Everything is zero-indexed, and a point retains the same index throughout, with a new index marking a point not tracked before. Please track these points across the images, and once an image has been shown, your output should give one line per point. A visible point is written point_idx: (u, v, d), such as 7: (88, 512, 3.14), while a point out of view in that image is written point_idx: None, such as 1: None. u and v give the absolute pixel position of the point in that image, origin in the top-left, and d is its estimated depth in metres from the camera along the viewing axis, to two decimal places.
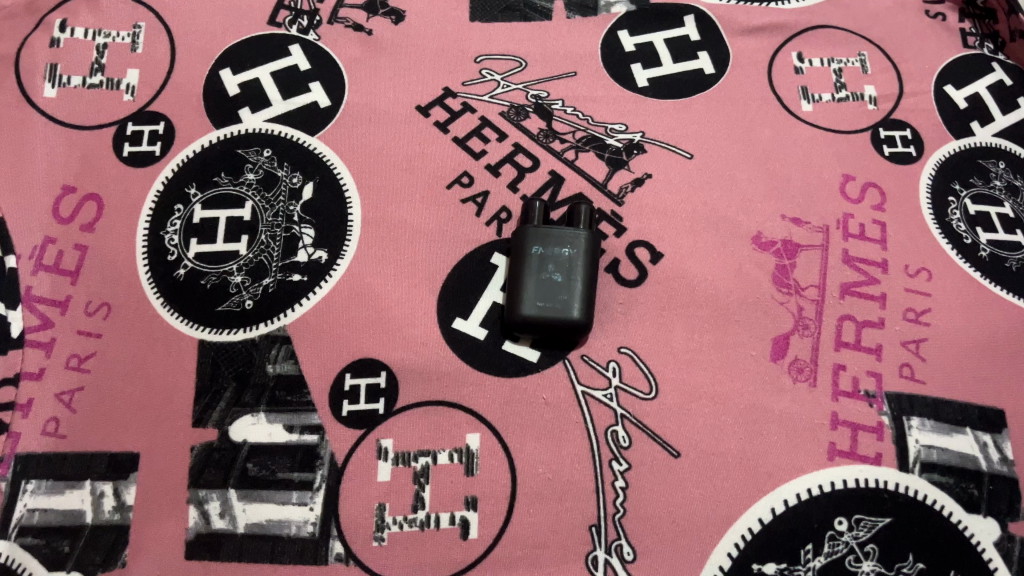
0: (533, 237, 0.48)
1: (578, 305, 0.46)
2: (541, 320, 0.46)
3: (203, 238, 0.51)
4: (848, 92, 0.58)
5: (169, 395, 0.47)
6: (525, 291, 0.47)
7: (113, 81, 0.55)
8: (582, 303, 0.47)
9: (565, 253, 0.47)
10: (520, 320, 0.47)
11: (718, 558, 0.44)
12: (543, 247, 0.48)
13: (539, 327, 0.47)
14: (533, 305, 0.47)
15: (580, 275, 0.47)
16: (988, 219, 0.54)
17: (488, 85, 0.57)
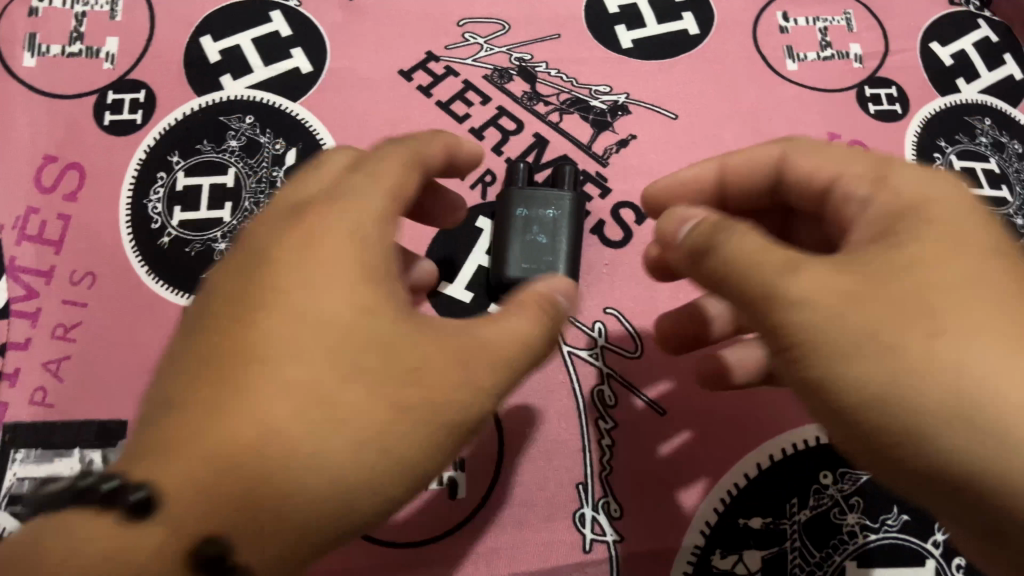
0: (517, 198, 0.48)
1: (563, 265, 0.46)
2: (528, 281, 0.46)
3: (187, 205, 0.51)
4: (834, 51, 0.57)
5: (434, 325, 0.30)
6: (510, 253, 0.47)
7: (92, 49, 0.55)
8: (567, 261, 0.47)
9: (549, 215, 0.47)
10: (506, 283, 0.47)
11: (704, 514, 0.44)
12: (528, 209, 0.47)
13: (526, 287, 0.47)
14: (519, 268, 0.47)
15: (566, 234, 0.47)
16: (974, 174, 0.54)
17: (471, 49, 0.56)
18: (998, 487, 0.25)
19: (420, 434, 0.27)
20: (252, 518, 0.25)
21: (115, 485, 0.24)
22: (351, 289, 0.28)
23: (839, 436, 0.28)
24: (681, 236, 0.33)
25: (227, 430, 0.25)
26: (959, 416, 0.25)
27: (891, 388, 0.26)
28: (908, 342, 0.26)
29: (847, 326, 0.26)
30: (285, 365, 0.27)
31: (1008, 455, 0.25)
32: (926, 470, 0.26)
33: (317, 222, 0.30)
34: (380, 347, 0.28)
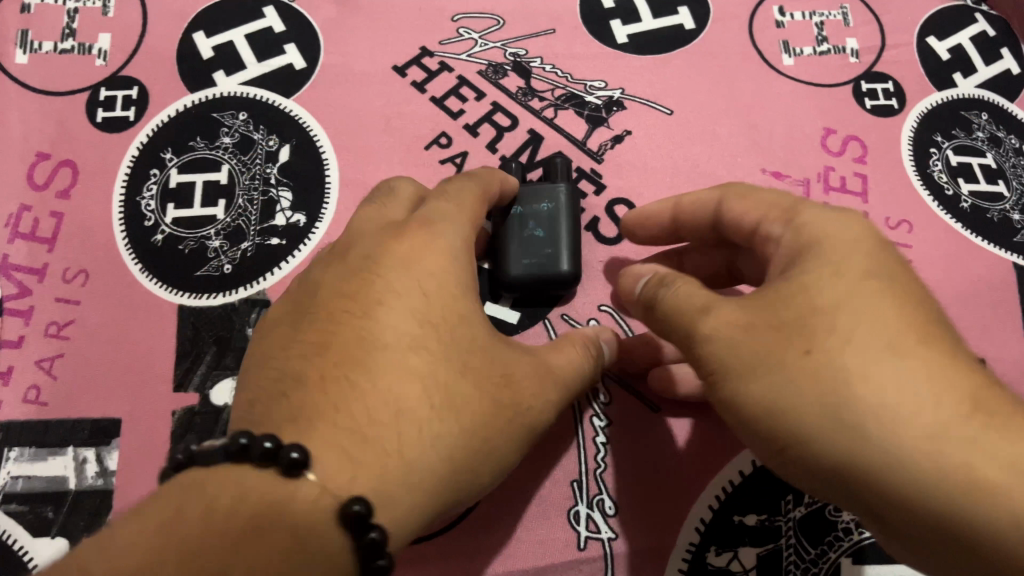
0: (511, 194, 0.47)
1: (565, 258, 0.46)
2: (530, 278, 0.46)
3: (180, 203, 0.50)
4: (830, 45, 0.57)
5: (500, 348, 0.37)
6: (509, 250, 0.47)
7: (84, 45, 0.54)
8: (567, 253, 0.47)
9: (545, 209, 0.47)
10: (508, 282, 0.46)
11: (699, 511, 0.44)
12: (522, 206, 0.47)
13: (528, 284, 0.46)
14: (520, 264, 0.46)
15: (563, 225, 0.47)
16: (970, 169, 0.54)
17: (465, 44, 0.56)
18: (860, 475, 0.29)
19: (500, 431, 0.35)
20: (382, 485, 0.30)
21: (274, 444, 0.28)
22: (445, 305, 0.36)
23: (758, 450, 0.34)
24: (637, 291, 0.40)
25: (367, 409, 0.32)
26: (827, 416, 0.30)
27: (773, 401, 0.31)
28: (783, 360, 0.31)
29: (740, 354, 0.33)
30: (402, 356, 0.34)
31: (863, 447, 0.29)
32: (810, 467, 0.31)
33: (415, 243, 0.37)
34: (468, 352, 0.35)
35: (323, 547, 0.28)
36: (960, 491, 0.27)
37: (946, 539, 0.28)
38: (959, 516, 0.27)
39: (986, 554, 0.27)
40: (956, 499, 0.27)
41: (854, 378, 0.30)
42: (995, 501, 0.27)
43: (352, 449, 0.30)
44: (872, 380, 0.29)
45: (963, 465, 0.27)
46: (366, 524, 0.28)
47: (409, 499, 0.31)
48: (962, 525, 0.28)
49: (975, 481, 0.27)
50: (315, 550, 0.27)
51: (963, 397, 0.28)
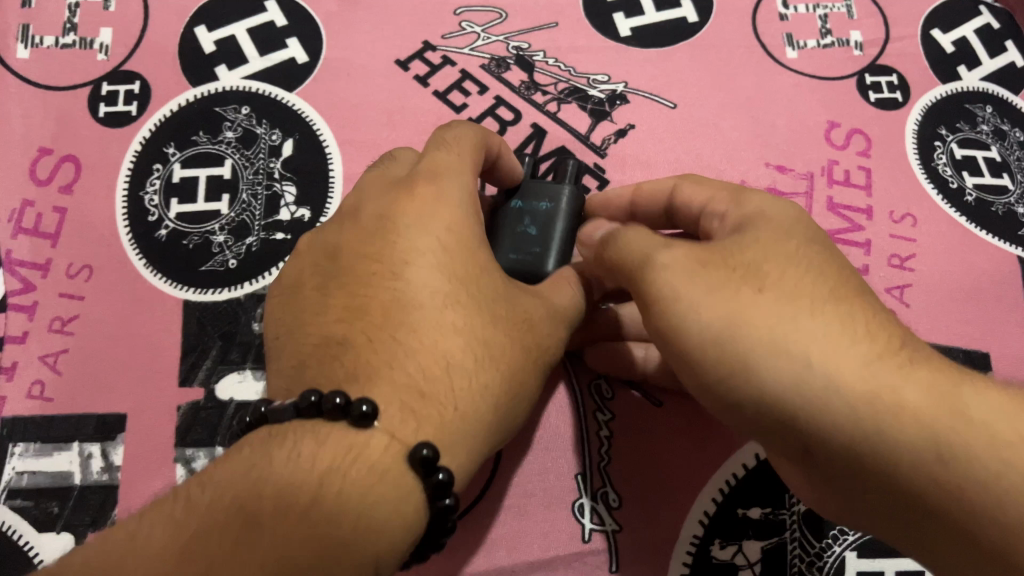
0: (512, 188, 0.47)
1: (552, 259, 0.45)
2: (513, 272, 0.45)
3: (183, 197, 0.50)
4: (834, 38, 0.57)
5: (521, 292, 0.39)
6: (499, 242, 0.46)
7: (86, 40, 0.54)
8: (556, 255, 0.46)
9: (543, 207, 0.46)
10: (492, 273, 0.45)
11: (704, 504, 0.44)
12: (523, 201, 0.47)
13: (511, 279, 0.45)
14: (507, 257, 0.45)
15: (559, 226, 0.46)
16: (975, 163, 0.54)
17: (468, 38, 0.56)
18: (803, 400, 0.31)
19: (530, 373, 0.38)
20: (438, 428, 0.33)
21: (345, 400, 0.31)
22: (465, 258, 0.38)
23: (694, 383, 0.34)
24: (597, 234, 0.42)
25: (416, 366, 0.34)
26: (776, 345, 0.31)
27: (724, 329, 0.32)
28: (734, 295, 0.33)
29: (690, 288, 0.33)
30: (435, 312, 0.36)
31: (808, 373, 0.30)
32: (752, 395, 0.32)
33: (424, 200, 0.38)
34: (494, 301, 0.37)
35: (402, 486, 0.31)
36: (890, 416, 0.30)
37: (868, 463, 0.30)
38: (885, 438, 0.30)
39: (902, 474, 0.30)
40: (885, 424, 0.30)
41: (800, 317, 0.31)
42: (919, 425, 0.29)
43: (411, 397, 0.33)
44: (817, 317, 0.31)
45: (894, 393, 0.30)
46: (433, 466, 0.31)
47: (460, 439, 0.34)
48: (888, 447, 0.30)
49: (902, 408, 0.29)
50: (395, 489, 0.31)
51: (888, 340, 0.31)
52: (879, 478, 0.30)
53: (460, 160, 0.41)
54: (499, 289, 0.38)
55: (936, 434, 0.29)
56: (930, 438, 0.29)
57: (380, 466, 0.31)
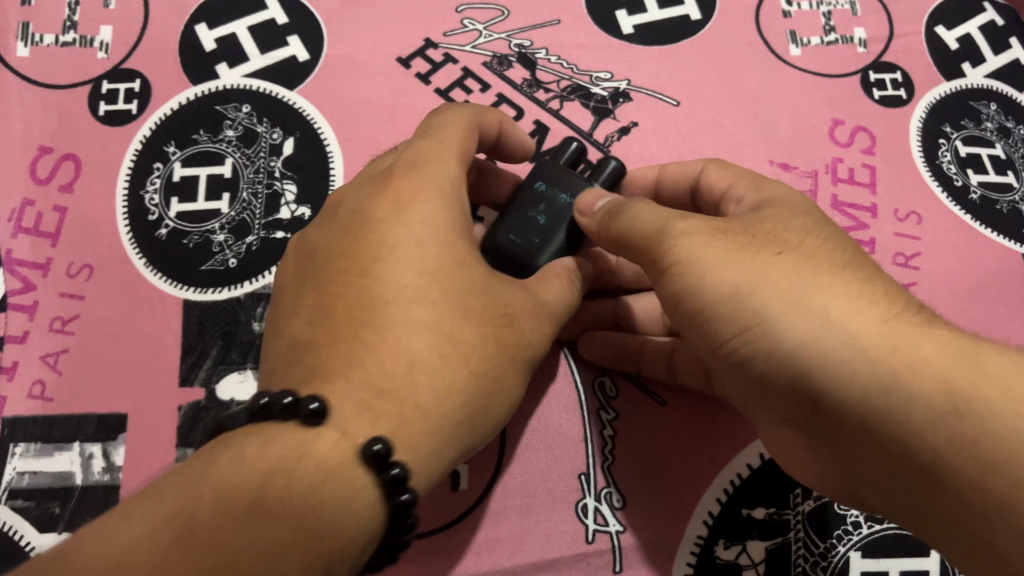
0: (541, 174, 0.45)
1: (545, 256, 0.44)
2: (502, 252, 0.43)
3: (184, 196, 0.50)
4: (838, 35, 0.56)
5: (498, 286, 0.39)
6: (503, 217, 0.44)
7: (86, 38, 0.54)
8: (552, 252, 0.44)
9: (561, 200, 0.44)
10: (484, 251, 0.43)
11: (707, 504, 0.44)
12: (546, 185, 0.45)
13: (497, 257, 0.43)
14: (504, 239, 0.43)
15: (570, 226, 0.44)
16: (979, 160, 0.53)
17: (469, 35, 0.55)
18: (821, 355, 0.32)
19: (500, 373, 0.37)
20: (398, 427, 0.33)
21: (293, 399, 0.32)
22: (438, 252, 0.37)
23: (712, 345, 0.36)
24: (596, 208, 0.41)
25: (380, 361, 0.34)
26: (797, 303, 0.33)
27: (744, 287, 0.34)
28: (756, 258, 0.35)
29: (713, 252, 0.35)
30: (405, 307, 0.36)
31: (826, 329, 0.32)
32: (767, 350, 0.33)
33: (400, 193, 0.39)
34: (469, 295, 0.37)
35: (353, 485, 0.31)
36: (909, 371, 0.31)
37: (880, 419, 0.31)
38: (903, 393, 0.31)
39: (915, 431, 0.30)
40: (902, 378, 0.31)
41: (822, 277, 0.33)
42: (937, 380, 0.30)
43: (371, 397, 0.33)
44: (837, 280, 0.33)
45: (912, 349, 0.31)
46: (386, 462, 0.31)
47: (424, 438, 0.34)
48: (904, 403, 0.31)
49: (919, 365, 0.31)
50: (344, 487, 0.31)
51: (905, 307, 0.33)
52: (889, 436, 0.31)
53: (445, 150, 0.41)
54: (477, 283, 0.38)
55: (954, 388, 0.30)
56: (947, 393, 0.30)
57: (331, 466, 0.31)
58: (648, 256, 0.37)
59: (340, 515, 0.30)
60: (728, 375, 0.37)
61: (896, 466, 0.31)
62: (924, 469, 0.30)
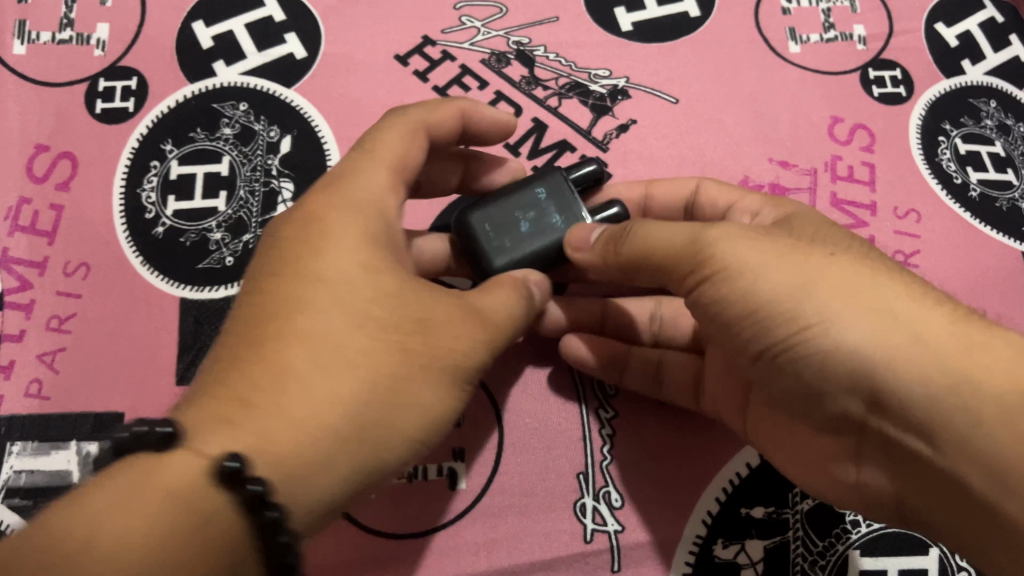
0: (551, 184, 0.44)
1: (504, 260, 0.42)
2: (472, 234, 0.42)
3: (181, 194, 0.50)
4: (837, 32, 0.56)
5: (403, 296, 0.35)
6: (492, 203, 0.43)
7: (82, 36, 0.54)
8: (514, 259, 0.42)
9: (553, 217, 0.43)
10: (457, 224, 0.42)
11: (706, 503, 0.44)
12: (547, 195, 0.44)
13: (465, 237, 0.42)
14: (480, 224, 0.42)
15: (552, 246, 0.42)
16: (979, 158, 0.53)
17: (468, 32, 0.55)
18: (885, 354, 0.33)
19: (403, 387, 0.33)
20: (265, 444, 0.29)
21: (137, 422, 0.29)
22: (336, 262, 0.35)
23: (763, 344, 0.36)
24: (590, 241, 0.41)
25: (252, 374, 0.31)
26: (861, 304, 0.33)
27: (804, 288, 0.34)
28: (811, 259, 0.35)
29: (764, 255, 0.35)
30: (295, 319, 0.33)
31: (894, 329, 0.33)
32: (824, 350, 0.34)
33: (316, 208, 0.37)
34: (370, 304, 0.34)
35: (205, 512, 0.27)
36: (979, 369, 0.32)
37: (949, 417, 0.32)
38: (972, 391, 0.32)
39: (983, 430, 0.31)
40: (972, 376, 0.32)
41: (875, 278, 0.34)
42: (1005, 378, 0.32)
43: (242, 417, 0.30)
44: (895, 280, 0.34)
45: (978, 346, 0.32)
46: (243, 481, 0.27)
47: (307, 462, 0.30)
48: (974, 401, 0.32)
49: (986, 364, 0.32)
50: (185, 507, 0.26)
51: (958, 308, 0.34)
52: (955, 436, 0.32)
53: (372, 155, 0.39)
54: (385, 290, 0.35)
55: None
56: (1017, 391, 0.31)
57: (179, 493, 0.27)
58: (684, 265, 0.37)
59: (192, 546, 0.26)
60: (773, 377, 0.37)
61: (957, 466, 0.32)
62: (989, 469, 0.31)
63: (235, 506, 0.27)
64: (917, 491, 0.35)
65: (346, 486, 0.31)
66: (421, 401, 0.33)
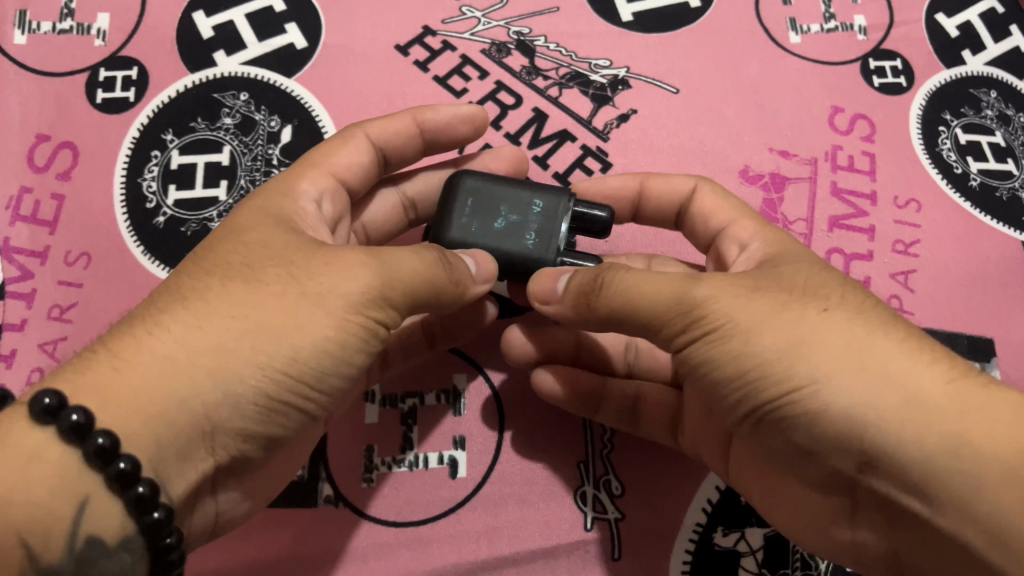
0: (549, 201, 0.42)
1: (453, 237, 0.41)
2: (450, 200, 0.42)
3: (182, 184, 0.50)
4: (838, 22, 0.56)
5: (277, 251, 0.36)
6: (489, 185, 0.42)
7: (83, 25, 0.54)
8: (467, 242, 0.41)
9: (527, 234, 0.41)
10: (448, 185, 0.43)
11: (706, 491, 0.44)
12: (540, 211, 0.42)
13: (445, 198, 0.42)
14: (463, 195, 0.42)
15: (507, 244, 0.41)
16: (979, 148, 0.53)
17: (468, 22, 0.55)
18: (877, 417, 0.31)
19: (268, 326, 0.33)
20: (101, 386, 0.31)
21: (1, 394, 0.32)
22: (224, 239, 0.37)
23: (749, 406, 0.34)
24: (558, 291, 0.38)
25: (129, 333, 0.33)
26: (851, 364, 0.32)
27: (793, 348, 0.33)
28: (802, 316, 0.33)
29: (752, 312, 0.34)
30: (175, 289, 0.35)
31: (886, 391, 0.31)
32: (810, 413, 0.32)
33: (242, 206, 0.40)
34: (246, 263, 0.35)
35: (30, 450, 0.29)
36: (977, 433, 0.30)
37: (945, 481, 0.30)
38: (971, 456, 0.30)
39: (984, 497, 0.29)
40: (971, 441, 0.30)
41: (875, 336, 0.33)
42: (1005, 442, 0.30)
43: (84, 366, 0.32)
44: (891, 338, 0.33)
45: (977, 408, 0.31)
46: (60, 413, 0.29)
47: (148, 400, 0.31)
48: (975, 467, 0.30)
49: (986, 428, 0.30)
50: (22, 450, 0.29)
51: (961, 365, 0.33)
52: (953, 502, 0.30)
53: (311, 158, 0.43)
54: (263, 244, 0.36)
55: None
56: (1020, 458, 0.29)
57: (3, 439, 0.29)
58: (665, 322, 0.35)
59: (14, 479, 0.28)
60: (759, 437, 0.35)
61: (958, 534, 0.30)
62: (990, 536, 0.29)
63: (61, 439, 0.29)
64: (917, 555, 0.33)
65: (197, 425, 0.32)
66: (293, 338, 0.33)
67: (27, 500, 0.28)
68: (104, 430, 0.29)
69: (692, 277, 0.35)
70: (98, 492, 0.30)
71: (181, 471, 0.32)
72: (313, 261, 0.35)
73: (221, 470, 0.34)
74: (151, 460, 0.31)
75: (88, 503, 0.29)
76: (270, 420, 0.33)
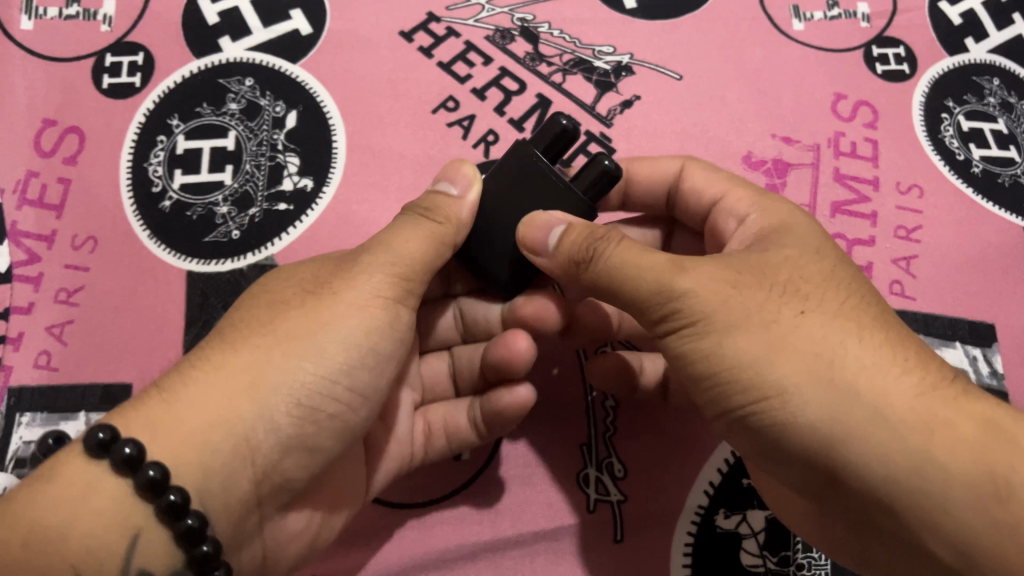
0: None
1: None
2: None
3: (188, 168, 0.50)
4: (841, 10, 0.56)
5: (302, 284, 0.37)
6: None
7: (89, 11, 0.54)
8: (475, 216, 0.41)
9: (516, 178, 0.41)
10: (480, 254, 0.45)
11: (708, 474, 0.44)
12: None
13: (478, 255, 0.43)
14: None
15: (507, 210, 0.40)
16: (981, 135, 0.53)
17: (473, 9, 0.55)
18: (846, 431, 0.30)
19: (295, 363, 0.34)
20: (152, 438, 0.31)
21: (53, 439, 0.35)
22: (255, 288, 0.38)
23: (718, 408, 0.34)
24: (550, 245, 0.37)
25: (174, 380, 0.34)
26: (820, 372, 0.31)
27: (769, 351, 0.32)
28: (780, 315, 0.33)
29: (729, 309, 0.33)
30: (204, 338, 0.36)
31: (855, 405, 0.31)
32: (783, 422, 0.31)
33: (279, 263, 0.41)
34: (271, 302, 0.36)
35: (86, 481, 0.30)
36: (944, 449, 0.30)
37: (910, 497, 0.30)
38: (937, 473, 0.30)
39: (952, 514, 0.30)
40: (938, 458, 0.30)
41: (850, 340, 0.32)
42: (973, 460, 0.30)
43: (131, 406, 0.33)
44: (866, 345, 0.32)
45: (947, 424, 0.31)
46: (114, 446, 0.30)
47: (195, 432, 0.32)
48: (939, 485, 0.30)
49: (952, 447, 0.30)
50: (80, 489, 0.30)
51: (936, 375, 0.33)
52: (921, 518, 0.31)
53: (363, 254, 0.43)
54: (292, 278, 0.38)
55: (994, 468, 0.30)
56: (986, 477, 0.30)
57: (58, 475, 0.30)
58: (647, 313, 0.34)
59: (73, 513, 0.29)
60: (734, 436, 0.34)
61: (925, 544, 0.31)
62: (957, 550, 0.30)
63: (114, 472, 0.30)
64: (880, 555, 0.34)
65: (239, 446, 0.33)
66: (326, 340, 0.35)
67: (84, 533, 0.29)
68: (155, 463, 0.30)
69: (676, 263, 0.34)
70: (150, 526, 0.31)
71: (227, 501, 0.33)
72: (336, 280, 0.36)
73: (264, 501, 0.35)
74: (198, 488, 0.32)
75: (140, 537, 0.30)
76: (309, 430, 0.34)
